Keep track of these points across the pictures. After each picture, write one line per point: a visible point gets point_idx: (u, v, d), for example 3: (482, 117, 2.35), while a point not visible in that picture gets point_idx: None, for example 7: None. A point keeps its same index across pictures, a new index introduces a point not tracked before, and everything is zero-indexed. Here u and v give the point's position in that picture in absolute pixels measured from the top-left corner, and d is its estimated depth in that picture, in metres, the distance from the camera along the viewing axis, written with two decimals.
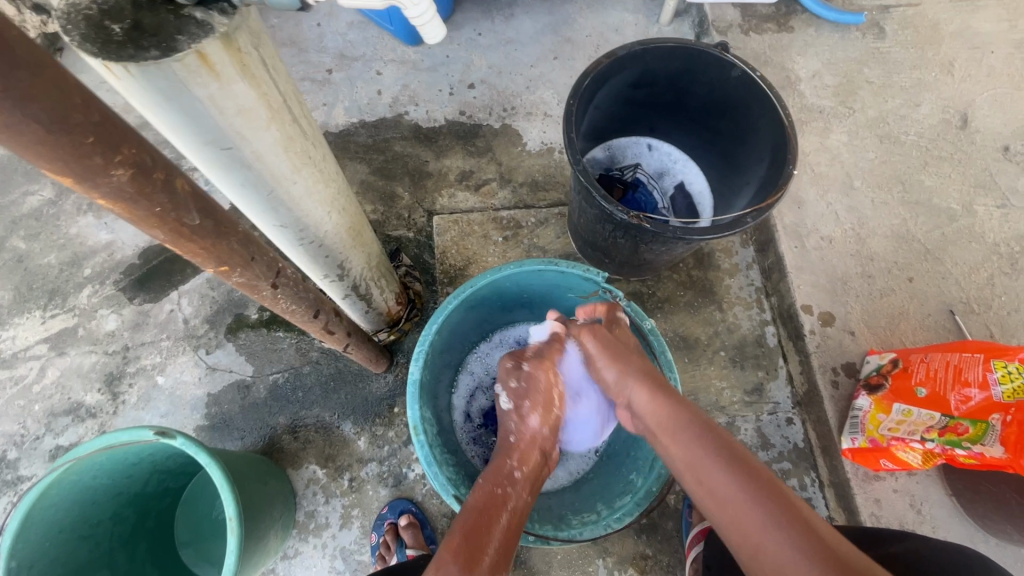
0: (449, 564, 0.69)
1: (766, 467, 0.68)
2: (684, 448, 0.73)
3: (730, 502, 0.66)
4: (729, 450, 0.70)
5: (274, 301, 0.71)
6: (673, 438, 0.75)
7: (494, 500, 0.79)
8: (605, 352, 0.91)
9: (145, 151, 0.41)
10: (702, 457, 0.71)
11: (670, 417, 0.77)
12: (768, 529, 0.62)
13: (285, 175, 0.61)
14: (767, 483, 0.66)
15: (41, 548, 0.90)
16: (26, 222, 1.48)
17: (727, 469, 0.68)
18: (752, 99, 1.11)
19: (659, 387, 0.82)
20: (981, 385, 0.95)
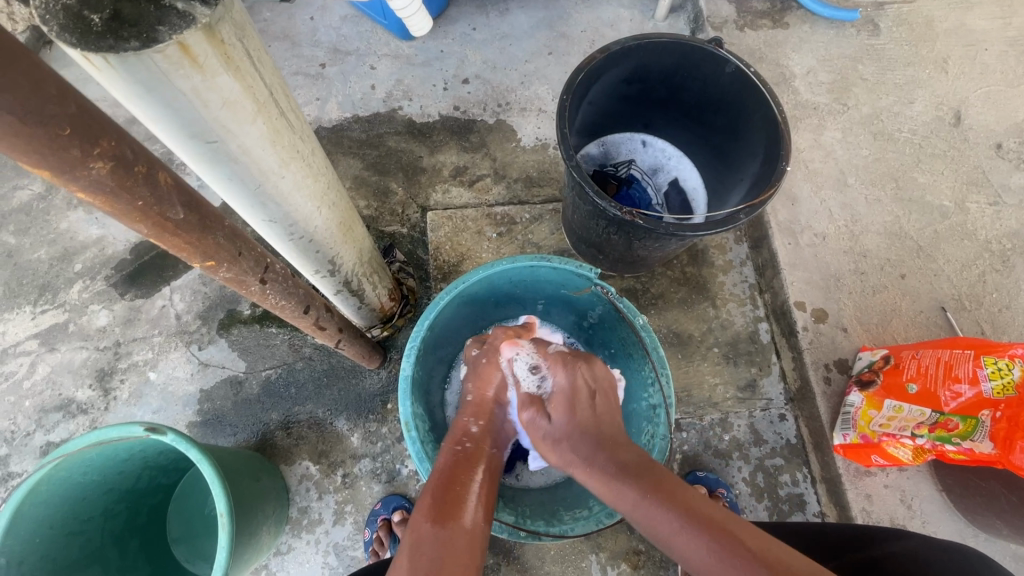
0: (422, 523, 0.68)
1: (727, 515, 0.64)
2: (638, 516, 0.69)
3: (704, 566, 0.61)
4: (684, 504, 0.66)
5: (263, 297, 0.71)
6: (627, 508, 0.70)
7: (460, 462, 0.81)
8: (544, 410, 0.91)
9: (124, 144, 0.41)
10: (661, 518, 0.66)
11: (617, 489, 0.72)
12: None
13: (272, 169, 0.60)
14: (730, 532, 0.62)
15: (31, 545, 0.89)
16: (16, 217, 1.47)
17: (684, 528, 0.64)
18: (746, 95, 1.10)
19: (603, 457, 0.77)
20: (971, 381, 0.95)
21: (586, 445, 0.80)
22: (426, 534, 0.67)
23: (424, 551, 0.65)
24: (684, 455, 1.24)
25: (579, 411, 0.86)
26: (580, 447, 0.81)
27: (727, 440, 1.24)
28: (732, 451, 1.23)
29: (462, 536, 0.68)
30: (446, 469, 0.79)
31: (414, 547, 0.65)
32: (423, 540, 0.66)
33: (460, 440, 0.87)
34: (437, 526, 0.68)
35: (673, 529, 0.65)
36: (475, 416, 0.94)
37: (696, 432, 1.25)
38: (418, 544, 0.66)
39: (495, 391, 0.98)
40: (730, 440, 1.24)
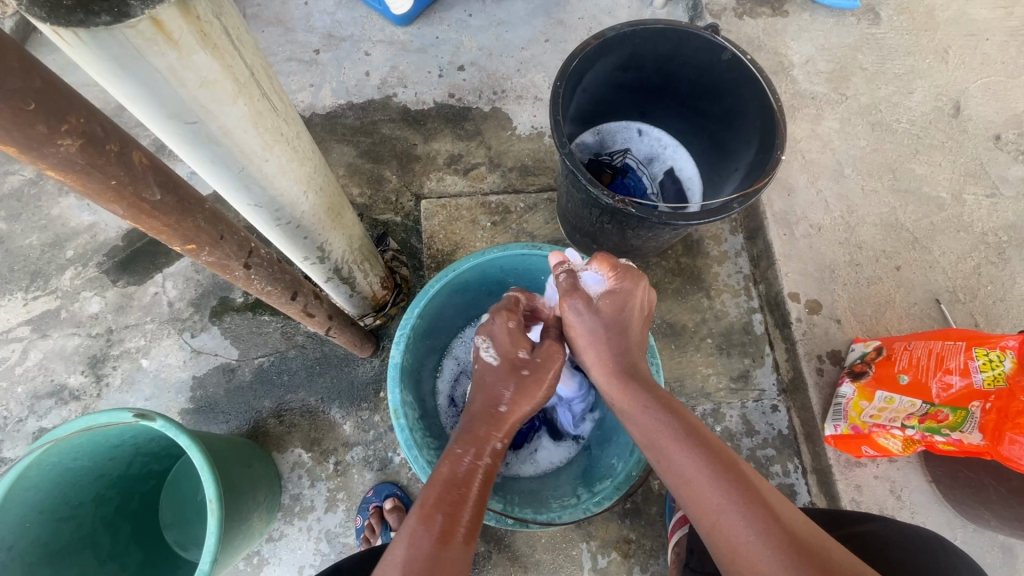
0: (422, 542, 0.67)
1: (732, 453, 0.70)
2: (643, 427, 0.75)
3: (693, 481, 0.68)
4: (695, 432, 0.72)
5: (248, 283, 0.71)
6: (633, 416, 0.77)
7: (467, 469, 0.77)
8: (587, 332, 0.85)
9: (95, 120, 0.40)
10: (662, 431, 0.73)
11: (634, 402, 0.78)
12: (727, 508, 0.64)
13: (255, 150, 0.59)
14: (731, 466, 0.68)
15: (21, 529, 0.89)
16: (7, 202, 1.46)
17: (683, 441, 0.71)
18: (742, 83, 1.09)
19: (626, 372, 0.82)
20: (962, 372, 0.95)
21: (616, 356, 0.83)
22: (423, 556, 0.65)
23: (417, 569, 0.64)
24: None
25: (615, 319, 0.85)
26: (604, 355, 0.84)
27: (719, 431, 1.24)
28: (723, 442, 1.23)
29: (457, 559, 0.67)
30: (452, 477, 0.75)
31: (408, 561, 0.65)
32: (418, 557, 0.65)
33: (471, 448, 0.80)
34: (433, 548, 0.66)
35: (670, 441, 0.72)
36: (494, 425, 0.84)
37: None
38: (413, 564, 0.65)
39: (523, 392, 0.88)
40: (721, 430, 1.24)
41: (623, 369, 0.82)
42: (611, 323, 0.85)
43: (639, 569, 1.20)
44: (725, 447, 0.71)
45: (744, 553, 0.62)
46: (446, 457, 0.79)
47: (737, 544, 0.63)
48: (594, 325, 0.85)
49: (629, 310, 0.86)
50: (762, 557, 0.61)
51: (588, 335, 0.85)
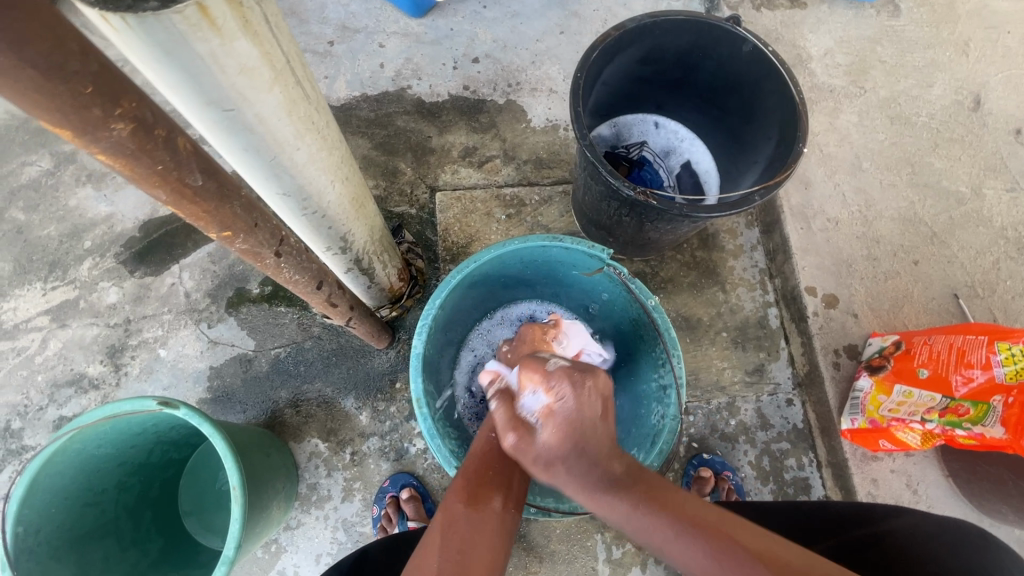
0: (454, 506, 0.71)
1: (693, 503, 0.66)
2: (611, 510, 0.68)
3: (680, 552, 0.63)
4: (654, 495, 0.67)
5: (277, 270, 0.72)
6: (597, 503, 0.69)
7: (494, 446, 0.83)
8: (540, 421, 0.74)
9: (145, 105, 0.41)
10: (654, 530, 0.65)
11: (618, 508, 0.68)
12: None
13: (287, 139, 0.60)
14: (700, 518, 0.64)
15: (47, 515, 0.90)
16: (25, 193, 1.47)
17: (677, 535, 0.63)
18: (763, 76, 1.08)
19: (588, 468, 0.70)
20: (984, 366, 0.94)
21: (575, 457, 0.70)
22: (457, 516, 0.70)
23: (457, 529, 0.68)
24: (690, 437, 1.24)
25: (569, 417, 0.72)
26: (563, 452, 0.71)
27: (734, 424, 1.24)
28: (738, 435, 1.24)
29: (492, 519, 0.71)
30: (479, 455, 0.81)
31: (447, 525, 0.69)
32: (455, 520, 0.69)
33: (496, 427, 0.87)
34: (467, 508, 0.71)
35: (666, 541, 0.64)
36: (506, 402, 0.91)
37: (703, 416, 1.25)
38: (450, 524, 0.69)
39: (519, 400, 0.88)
40: (736, 423, 1.24)
41: (581, 461, 0.70)
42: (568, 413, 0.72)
43: (654, 560, 1.21)
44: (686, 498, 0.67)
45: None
46: (475, 442, 0.85)
47: None
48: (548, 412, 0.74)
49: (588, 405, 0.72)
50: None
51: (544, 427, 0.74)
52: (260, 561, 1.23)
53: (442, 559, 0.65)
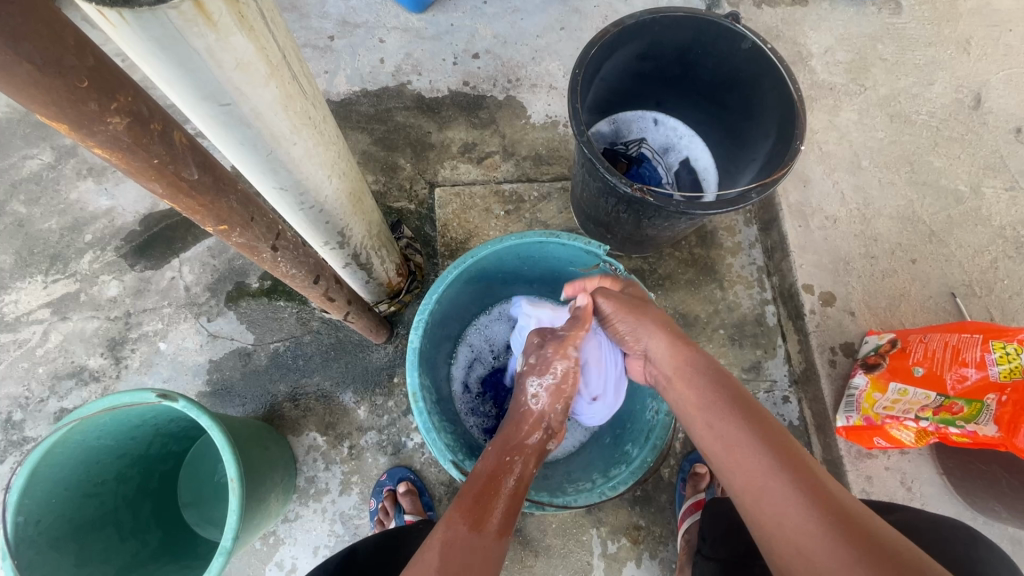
0: (458, 525, 0.70)
1: (784, 427, 0.69)
2: (698, 391, 0.76)
3: (743, 451, 0.68)
4: (746, 403, 0.72)
5: (274, 264, 0.72)
6: (687, 381, 0.78)
7: (502, 467, 0.81)
8: (621, 310, 0.90)
9: (141, 99, 0.41)
10: (711, 398, 0.74)
11: (688, 366, 0.79)
12: (773, 475, 0.64)
13: (284, 134, 0.60)
14: (783, 440, 0.67)
15: (48, 506, 0.91)
16: (27, 187, 1.48)
17: (733, 406, 0.72)
18: (761, 73, 1.08)
19: (678, 335, 0.85)
20: (978, 365, 0.95)
21: (665, 325, 0.86)
22: (460, 536, 0.68)
23: (456, 550, 0.66)
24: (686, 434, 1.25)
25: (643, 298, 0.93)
26: (653, 316, 0.88)
27: None
28: None
29: (491, 545, 0.69)
30: (489, 473, 0.79)
31: (447, 543, 0.67)
32: (456, 539, 0.68)
33: (506, 450, 0.84)
34: (470, 531, 0.69)
35: (721, 407, 0.72)
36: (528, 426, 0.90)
37: None
38: (451, 543, 0.67)
39: (554, 411, 0.91)
40: None
41: (672, 333, 0.85)
42: (638, 302, 0.91)
43: (649, 555, 1.22)
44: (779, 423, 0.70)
45: (788, 528, 0.61)
46: (485, 459, 0.83)
47: (784, 512, 0.61)
48: (625, 303, 0.91)
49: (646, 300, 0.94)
50: (807, 526, 0.59)
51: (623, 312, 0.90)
52: (258, 553, 1.24)
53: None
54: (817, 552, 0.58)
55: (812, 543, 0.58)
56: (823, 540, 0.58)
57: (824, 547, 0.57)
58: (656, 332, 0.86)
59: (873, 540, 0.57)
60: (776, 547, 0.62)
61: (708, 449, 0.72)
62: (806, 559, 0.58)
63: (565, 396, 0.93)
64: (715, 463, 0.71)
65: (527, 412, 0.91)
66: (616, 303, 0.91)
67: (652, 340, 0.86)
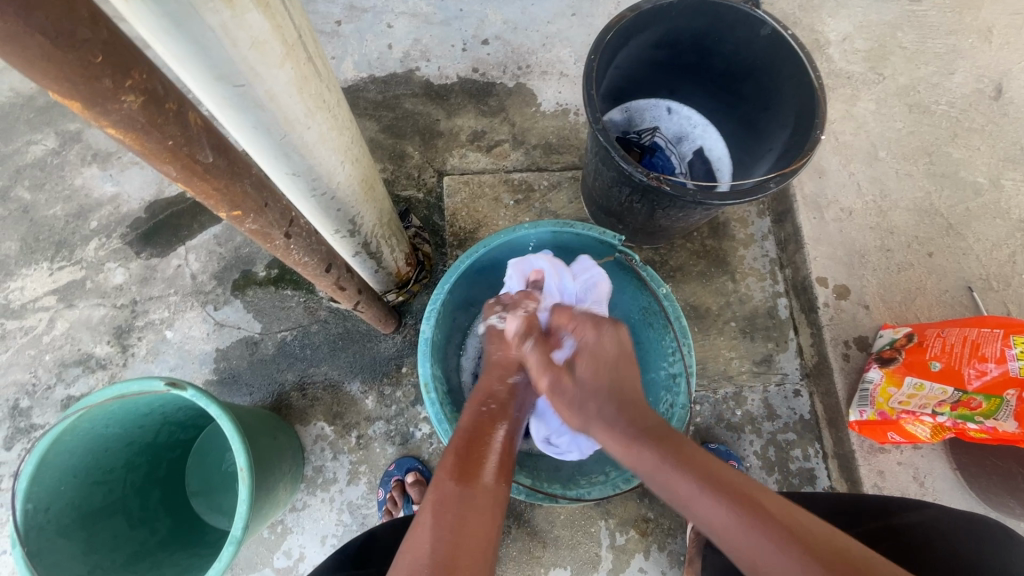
0: (446, 482, 0.69)
1: (760, 493, 0.65)
2: (660, 483, 0.69)
3: (733, 537, 0.62)
4: (714, 478, 0.66)
5: (286, 252, 0.71)
6: (648, 476, 0.71)
7: (484, 418, 0.82)
8: (566, 404, 0.83)
9: (155, 77, 0.39)
10: (680, 484, 0.67)
11: (645, 458, 0.72)
12: (772, 556, 0.59)
13: (297, 118, 0.59)
14: (762, 508, 0.62)
15: (56, 493, 0.91)
16: (31, 172, 1.46)
17: (702, 490, 0.65)
18: (781, 60, 1.05)
19: (622, 424, 0.76)
20: (998, 360, 0.94)
21: (611, 420, 0.77)
22: (449, 493, 0.68)
23: (447, 510, 0.66)
24: (696, 427, 1.24)
25: (592, 363, 0.84)
26: (595, 409, 0.79)
27: (740, 414, 1.24)
28: (744, 425, 1.23)
29: (485, 495, 0.70)
30: (471, 427, 0.79)
31: (438, 505, 0.66)
32: (445, 497, 0.67)
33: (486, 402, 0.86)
34: (458, 486, 0.69)
35: (691, 494, 0.66)
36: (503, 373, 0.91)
37: (708, 405, 1.25)
38: (442, 501, 0.67)
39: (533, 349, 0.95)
40: (742, 414, 1.24)
41: (617, 422, 0.77)
42: (587, 386, 0.82)
43: (657, 548, 1.21)
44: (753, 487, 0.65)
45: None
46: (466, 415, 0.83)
47: None
48: (572, 401, 0.82)
49: (604, 360, 0.84)
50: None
51: (569, 412, 0.83)
52: (266, 541, 1.24)
53: (435, 536, 0.63)
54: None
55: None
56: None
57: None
58: (602, 428, 0.78)
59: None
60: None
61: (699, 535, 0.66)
62: None
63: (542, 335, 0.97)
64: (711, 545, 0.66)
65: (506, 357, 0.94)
66: (563, 400, 0.83)
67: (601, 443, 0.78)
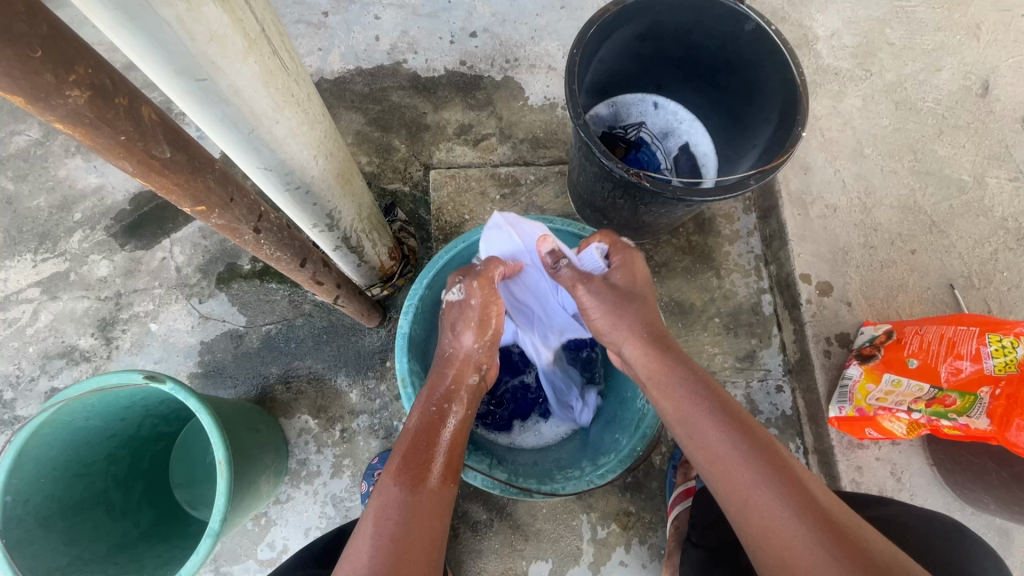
0: (391, 487, 0.69)
1: (766, 432, 0.68)
2: (678, 403, 0.73)
3: (727, 462, 0.66)
4: (733, 417, 0.69)
5: (258, 248, 0.71)
6: (667, 393, 0.75)
7: (430, 420, 0.80)
8: (603, 308, 0.87)
9: (103, 72, 0.39)
10: (694, 411, 0.71)
11: (668, 374, 0.76)
12: (760, 486, 0.62)
13: (265, 112, 0.58)
14: (769, 449, 0.65)
15: (36, 485, 0.91)
16: (14, 163, 1.45)
17: (718, 418, 0.69)
18: (764, 57, 1.05)
19: (655, 341, 0.81)
20: (973, 358, 0.94)
21: (641, 327, 0.83)
22: (393, 499, 0.68)
23: (389, 514, 0.67)
24: None
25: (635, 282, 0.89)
26: (632, 319, 0.84)
27: None
28: None
29: (428, 500, 0.70)
30: (418, 426, 0.78)
31: (381, 510, 0.67)
32: (388, 503, 0.68)
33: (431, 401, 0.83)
34: (404, 491, 0.69)
35: (703, 417, 0.70)
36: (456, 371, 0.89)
37: None
38: (385, 507, 0.67)
39: (479, 349, 0.92)
40: None
41: (651, 337, 0.81)
42: (624, 294, 0.88)
43: (638, 541, 1.22)
44: (765, 431, 0.68)
45: (771, 539, 0.60)
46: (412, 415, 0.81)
47: (770, 524, 0.61)
48: (610, 299, 0.87)
49: (640, 282, 0.90)
50: (794, 536, 0.59)
51: (605, 309, 0.87)
52: (250, 533, 1.25)
53: (374, 547, 0.63)
54: (799, 561, 0.58)
55: (797, 552, 0.58)
56: (807, 550, 0.57)
57: (809, 557, 0.57)
58: (634, 338, 0.82)
59: (861, 554, 0.56)
60: (761, 555, 0.61)
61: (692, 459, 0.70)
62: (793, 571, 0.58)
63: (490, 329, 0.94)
64: (701, 470, 0.70)
65: (453, 354, 0.90)
66: (601, 299, 0.88)
67: (627, 345, 0.83)
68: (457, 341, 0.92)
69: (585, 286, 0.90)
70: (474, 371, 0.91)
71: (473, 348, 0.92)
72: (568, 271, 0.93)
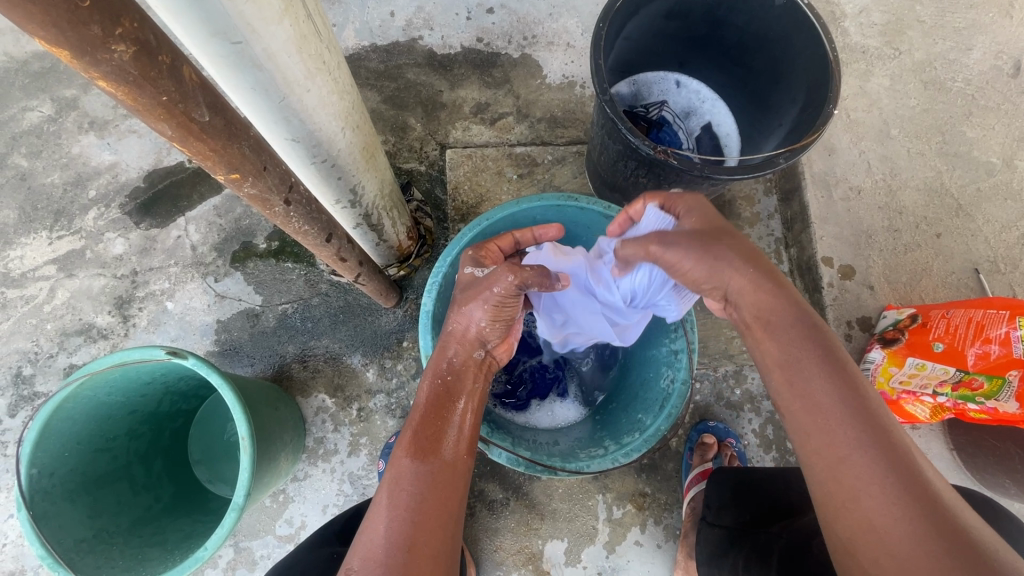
0: (402, 460, 0.67)
1: (875, 395, 0.61)
2: (784, 345, 0.65)
3: (826, 417, 0.60)
4: (845, 371, 0.62)
5: (285, 220, 0.71)
6: (772, 333, 0.67)
7: (441, 395, 0.76)
8: (693, 253, 0.74)
9: (148, 28, 0.38)
10: (801, 358, 0.63)
11: (777, 314, 0.67)
12: (859, 446, 0.57)
13: (297, 79, 0.57)
14: (875, 412, 0.59)
15: (60, 458, 0.91)
16: (27, 139, 1.44)
17: (827, 370, 0.62)
18: (794, 32, 1.02)
19: (767, 273, 0.70)
20: (1002, 342, 0.93)
21: (750, 271, 0.70)
22: (405, 472, 0.66)
23: (402, 489, 0.65)
24: (696, 405, 1.29)
25: (716, 220, 0.77)
26: (736, 256, 0.71)
27: (739, 392, 1.29)
28: (743, 404, 1.29)
29: (443, 472, 0.68)
30: (437, 401, 0.75)
31: (394, 483, 0.65)
32: (403, 477, 0.66)
33: (441, 371, 0.80)
34: (415, 464, 0.67)
35: (811, 366, 0.62)
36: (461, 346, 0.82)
37: (708, 383, 1.30)
38: (398, 481, 0.65)
39: (489, 326, 0.83)
40: (742, 393, 1.29)
41: (764, 272, 0.70)
42: (709, 235, 0.74)
43: (653, 521, 1.23)
44: (875, 392, 0.61)
45: (862, 503, 0.55)
46: (421, 387, 0.78)
47: (862, 487, 0.55)
48: (695, 245, 0.74)
49: (719, 220, 0.77)
50: (887, 505, 0.53)
51: (692, 258, 0.74)
52: (268, 510, 1.26)
53: (389, 521, 0.62)
54: (890, 530, 0.53)
55: (892, 521, 0.53)
56: (903, 520, 0.52)
57: (903, 529, 0.52)
58: (737, 271, 0.71)
59: (966, 533, 0.50)
60: (840, 516, 0.57)
61: (783, 406, 0.64)
62: (880, 540, 0.53)
63: (503, 316, 0.84)
64: (789, 420, 0.64)
65: (461, 329, 0.83)
66: (684, 249, 0.75)
67: (730, 283, 0.71)
68: (462, 318, 0.82)
69: (659, 246, 0.78)
70: (477, 347, 0.83)
71: (479, 324, 0.82)
72: (630, 240, 0.83)
